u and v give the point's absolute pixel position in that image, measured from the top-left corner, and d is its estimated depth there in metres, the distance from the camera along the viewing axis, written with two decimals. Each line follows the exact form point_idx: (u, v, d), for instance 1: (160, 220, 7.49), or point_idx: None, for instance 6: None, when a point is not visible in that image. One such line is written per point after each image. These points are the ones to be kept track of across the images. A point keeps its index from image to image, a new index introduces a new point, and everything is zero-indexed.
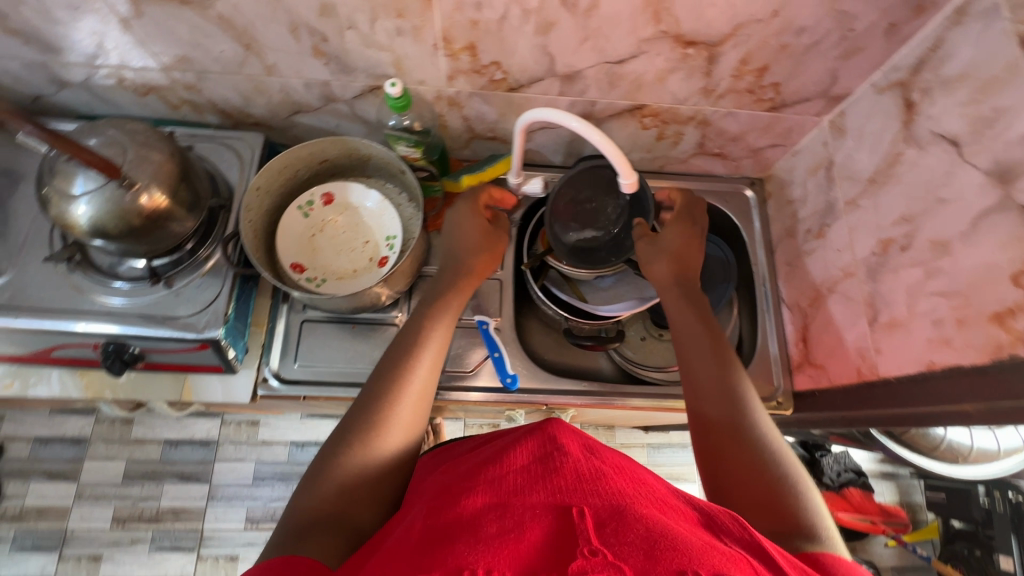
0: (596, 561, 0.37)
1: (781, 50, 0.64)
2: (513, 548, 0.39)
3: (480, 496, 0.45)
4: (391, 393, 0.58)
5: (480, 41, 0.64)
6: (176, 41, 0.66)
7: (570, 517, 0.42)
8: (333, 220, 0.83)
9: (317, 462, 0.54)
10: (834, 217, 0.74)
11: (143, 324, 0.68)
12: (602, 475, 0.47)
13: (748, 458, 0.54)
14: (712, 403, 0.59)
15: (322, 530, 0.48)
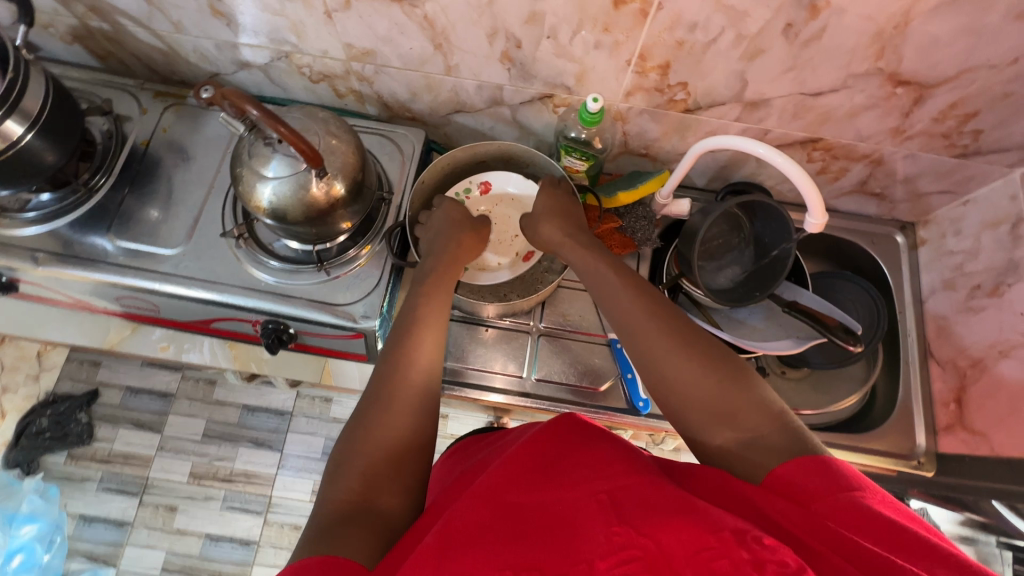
0: (623, 542, 0.36)
1: (1002, 97, 0.60)
2: (534, 548, 0.37)
3: (488, 489, 0.43)
4: (377, 375, 0.56)
5: (678, 61, 0.62)
6: (371, 34, 0.67)
7: (592, 505, 0.40)
8: (488, 210, 0.83)
9: (334, 457, 0.49)
10: (1018, 278, 0.69)
11: (304, 307, 0.69)
12: (614, 461, 0.45)
13: (736, 423, 0.45)
14: (684, 388, 0.48)
15: (353, 524, 0.44)
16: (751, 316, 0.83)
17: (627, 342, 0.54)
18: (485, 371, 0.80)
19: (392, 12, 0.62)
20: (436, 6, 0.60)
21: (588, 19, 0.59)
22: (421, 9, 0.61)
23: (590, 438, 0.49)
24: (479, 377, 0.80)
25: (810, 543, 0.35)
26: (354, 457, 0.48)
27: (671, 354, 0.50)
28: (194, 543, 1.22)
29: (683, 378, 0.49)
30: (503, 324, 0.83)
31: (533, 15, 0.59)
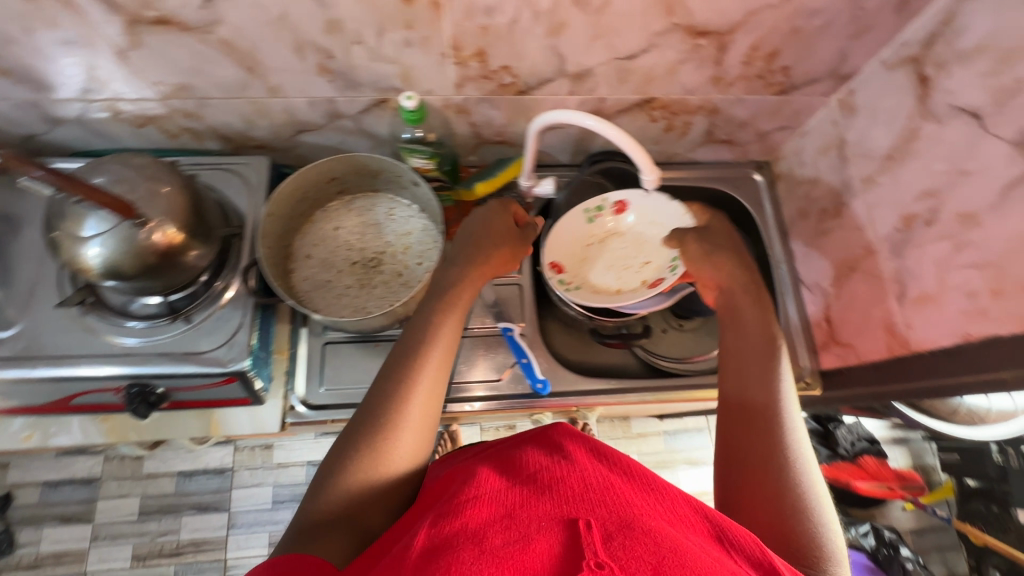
0: (602, 574, 0.36)
1: (793, 33, 0.64)
2: (519, 560, 0.37)
3: (484, 506, 0.43)
4: (401, 390, 0.54)
5: (490, 46, 0.63)
6: (176, 69, 0.63)
7: (576, 529, 0.40)
8: (615, 233, 0.84)
9: (331, 457, 0.51)
10: (851, 196, 0.74)
11: (165, 364, 0.66)
12: (613, 487, 0.45)
13: (773, 471, 0.49)
14: (759, 395, 0.54)
15: (331, 535, 0.47)
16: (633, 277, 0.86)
17: (729, 352, 0.60)
18: None
19: (186, 42, 0.60)
20: (228, 29, 0.58)
21: (386, 18, 0.58)
22: (214, 35, 0.59)
23: (594, 451, 0.50)
24: None
25: None
26: (353, 473, 0.49)
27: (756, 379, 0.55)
28: None
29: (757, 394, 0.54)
30: (391, 336, 0.81)
31: (331, 23, 0.58)
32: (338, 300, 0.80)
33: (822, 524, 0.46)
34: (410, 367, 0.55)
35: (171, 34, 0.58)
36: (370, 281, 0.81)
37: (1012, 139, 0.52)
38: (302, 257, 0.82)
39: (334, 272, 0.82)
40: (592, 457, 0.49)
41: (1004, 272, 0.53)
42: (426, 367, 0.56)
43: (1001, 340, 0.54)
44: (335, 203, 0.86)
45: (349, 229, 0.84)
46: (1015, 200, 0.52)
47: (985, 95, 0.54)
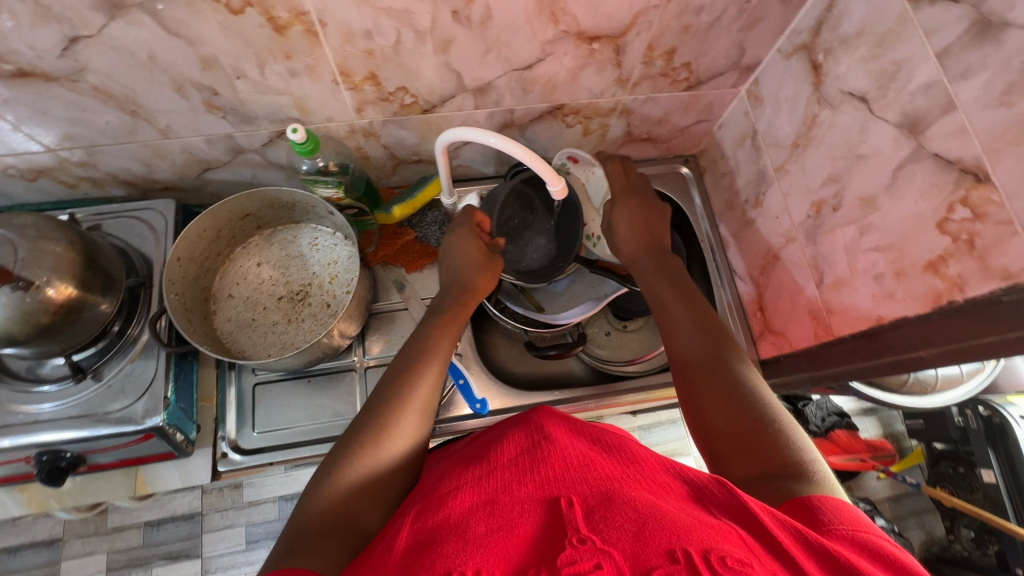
0: (585, 549, 0.33)
1: (685, 31, 0.64)
2: (503, 548, 0.34)
3: (465, 498, 0.40)
4: (400, 390, 0.55)
5: (380, 68, 0.61)
6: (54, 119, 0.61)
7: (559, 508, 0.37)
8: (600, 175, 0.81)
9: (328, 460, 0.50)
10: (767, 185, 0.74)
11: (75, 428, 0.63)
12: (591, 461, 0.42)
13: (736, 406, 0.50)
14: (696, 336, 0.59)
15: (329, 535, 0.44)
16: (570, 285, 0.85)
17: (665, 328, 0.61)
18: (317, 424, 0.76)
19: (56, 93, 0.57)
20: (97, 75, 0.56)
21: (262, 51, 0.56)
22: (84, 82, 0.56)
23: (576, 430, 0.48)
24: (312, 433, 0.75)
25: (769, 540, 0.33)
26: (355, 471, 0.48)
27: (692, 347, 0.57)
28: None
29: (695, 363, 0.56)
30: (324, 369, 0.79)
31: (206, 61, 0.56)
32: (266, 337, 0.77)
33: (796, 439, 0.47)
34: (406, 374, 0.57)
35: (37, 86, 0.56)
36: (297, 315, 0.78)
37: (896, 121, 0.52)
38: (225, 298, 0.80)
39: (259, 310, 0.79)
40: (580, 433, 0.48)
41: (903, 253, 0.53)
42: (423, 373, 0.57)
43: (909, 321, 0.54)
44: (256, 239, 0.83)
45: (272, 263, 0.82)
46: (904, 182, 0.52)
47: (869, 79, 0.55)
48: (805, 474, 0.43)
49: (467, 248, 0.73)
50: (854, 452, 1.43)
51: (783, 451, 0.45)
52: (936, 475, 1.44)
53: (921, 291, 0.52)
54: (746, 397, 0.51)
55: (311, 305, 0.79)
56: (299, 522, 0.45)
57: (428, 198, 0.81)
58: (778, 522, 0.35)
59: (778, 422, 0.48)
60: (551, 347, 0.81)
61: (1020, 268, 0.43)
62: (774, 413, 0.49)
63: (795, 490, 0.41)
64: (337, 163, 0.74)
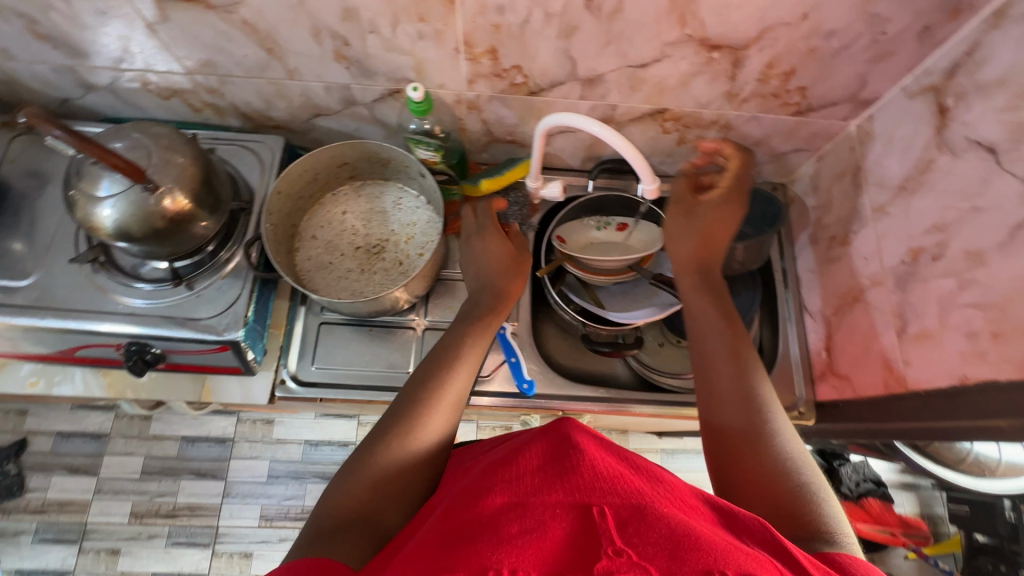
0: (622, 561, 0.35)
1: (810, 53, 0.63)
2: (536, 551, 0.36)
3: (497, 497, 0.41)
4: (425, 396, 0.56)
5: (503, 44, 0.63)
6: (201, 45, 0.66)
7: (592, 517, 0.38)
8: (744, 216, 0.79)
9: (353, 458, 0.52)
10: (861, 224, 0.72)
11: (164, 327, 0.69)
12: (623, 475, 0.43)
13: (768, 462, 0.50)
14: (722, 374, 0.57)
15: (351, 533, 0.46)
16: (634, 290, 0.85)
17: (698, 375, 0.59)
18: (370, 371, 0.79)
19: (211, 20, 0.62)
20: (250, 10, 0.60)
21: (400, 11, 0.59)
22: (237, 15, 0.61)
23: (600, 442, 0.48)
24: (364, 378, 0.79)
25: None
26: (378, 473, 0.50)
27: (726, 395, 0.55)
28: None
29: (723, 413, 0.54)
30: (385, 321, 0.82)
31: (347, 11, 0.60)
32: (339, 281, 0.81)
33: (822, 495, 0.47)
34: (436, 380, 0.58)
35: (197, 11, 0.61)
36: (370, 266, 0.82)
37: None
38: (309, 238, 0.84)
39: (337, 255, 0.83)
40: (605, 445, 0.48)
41: (1006, 314, 0.51)
42: (451, 380, 0.58)
43: (998, 385, 0.52)
44: (345, 188, 0.88)
45: (357, 214, 0.86)
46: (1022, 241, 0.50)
47: (1002, 130, 0.52)
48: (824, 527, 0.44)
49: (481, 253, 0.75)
50: (885, 524, 1.42)
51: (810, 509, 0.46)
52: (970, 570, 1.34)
53: (1019, 356, 0.50)
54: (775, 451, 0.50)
55: (385, 259, 0.83)
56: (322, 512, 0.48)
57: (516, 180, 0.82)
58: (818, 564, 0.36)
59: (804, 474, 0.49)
60: (604, 343, 0.83)
61: None
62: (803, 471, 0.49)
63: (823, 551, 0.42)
64: (441, 129, 0.79)
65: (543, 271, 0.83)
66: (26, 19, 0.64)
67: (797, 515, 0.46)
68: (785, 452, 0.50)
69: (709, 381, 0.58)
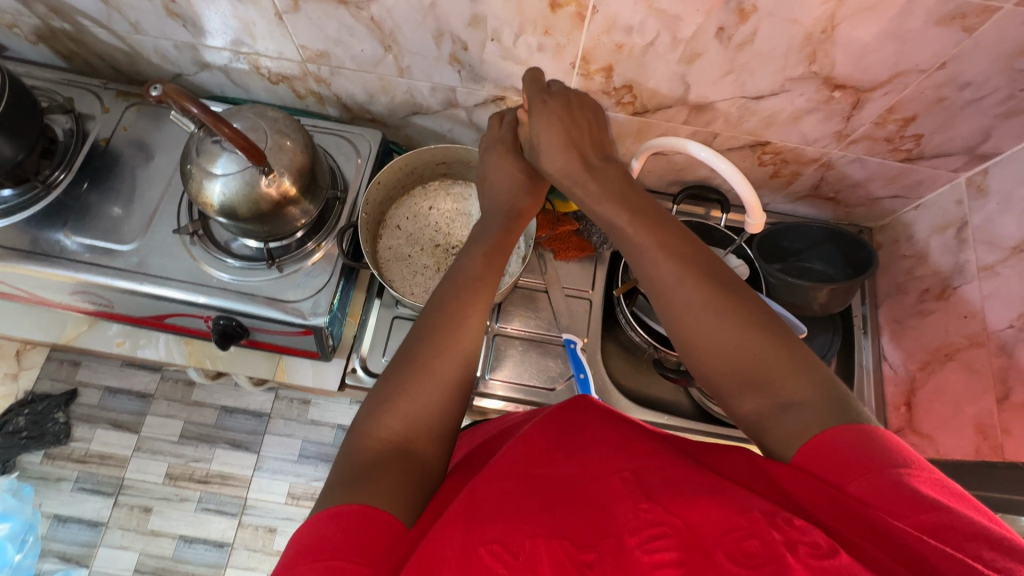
0: (648, 516, 0.37)
1: (937, 102, 0.61)
2: (569, 522, 0.38)
3: (519, 462, 0.43)
4: (436, 324, 0.53)
5: (620, 63, 0.63)
6: (322, 36, 0.68)
7: (619, 483, 0.40)
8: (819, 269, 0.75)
9: (371, 399, 0.48)
10: (962, 281, 0.70)
11: (254, 305, 0.71)
12: (641, 437, 0.45)
13: (747, 355, 0.43)
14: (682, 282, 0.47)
15: (384, 469, 0.43)
16: None
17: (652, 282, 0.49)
18: None
19: (339, 14, 0.64)
20: (380, 8, 0.62)
21: (527, 22, 0.60)
22: (366, 11, 0.62)
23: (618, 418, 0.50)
24: None
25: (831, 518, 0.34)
26: (398, 411, 0.47)
27: (693, 300, 0.46)
28: (166, 544, 1.25)
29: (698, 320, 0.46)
30: None
31: (475, 18, 0.61)
32: (414, 275, 0.82)
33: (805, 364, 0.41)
34: (453, 312, 0.54)
35: (329, 5, 0.63)
36: (447, 266, 0.83)
37: None
38: (392, 227, 0.86)
39: (416, 249, 0.84)
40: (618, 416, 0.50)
41: None
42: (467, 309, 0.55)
43: None
44: (436, 184, 0.89)
45: (442, 213, 0.87)
46: None
47: None
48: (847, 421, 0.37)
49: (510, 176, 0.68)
50: None
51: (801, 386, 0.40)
52: None
53: None
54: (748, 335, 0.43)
55: None
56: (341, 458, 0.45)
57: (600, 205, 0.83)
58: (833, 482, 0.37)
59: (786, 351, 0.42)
60: (672, 369, 0.81)
61: None
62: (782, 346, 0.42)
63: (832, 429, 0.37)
64: None
65: (619, 290, 0.83)
66: None
67: (791, 405, 0.40)
68: (766, 328, 0.43)
69: (678, 308, 0.47)
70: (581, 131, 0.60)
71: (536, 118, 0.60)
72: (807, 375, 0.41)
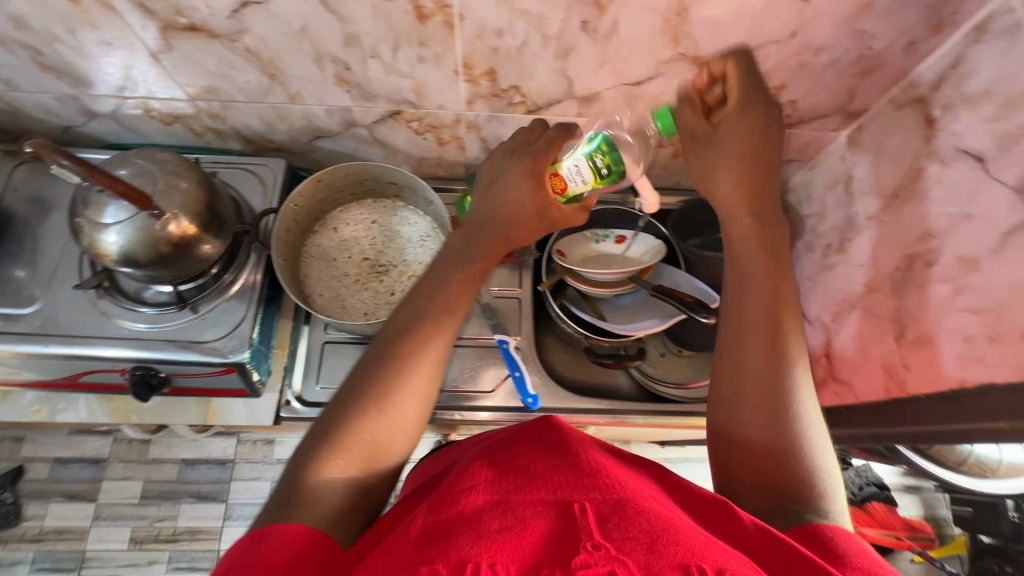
0: (600, 555, 0.36)
1: (800, 68, 0.65)
2: (515, 546, 0.37)
3: (478, 493, 0.43)
4: (401, 354, 0.52)
5: (500, 65, 0.65)
6: (204, 72, 0.67)
7: (571, 512, 0.40)
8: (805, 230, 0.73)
9: (323, 424, 0.49)
10: (855, 232, 0.74)
11: (169, 351, 0.69)
12: (606, 470, 0.45)
13: (771, 446, 0.47)
14: (756, 355, 0.50)
15: (324, 503, 0.44)
16: (636, 301, 0.85)
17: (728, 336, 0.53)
18: None
19: (214, 48, 0.63)
20: (252, 38, 0.62)
21: (400, 35, 0.61)
22: (240, 43, 0.62)
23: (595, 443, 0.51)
24: None
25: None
26: (356, 433, 0.48)
27: (750, 366, 0.50)
28: None
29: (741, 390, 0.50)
30: None
31: (348, 37, 0.61)
32: (331, 279, 0.84)
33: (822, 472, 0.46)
34: (413, 338, 0.54)
35: (200, 39, 0.62)
36: (365, 281, 0.83)
37: (1015, 185, 0.51)
38: (330, 228, 0.88)
39: (344, 255, 0.86)
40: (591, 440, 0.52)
41: (1002, 318, 0.52)
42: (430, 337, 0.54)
43: (997, 389, 0.53)
44: (389, 203, 0.90)
45: (382, 228, 0.88)
46: (1014, 246, 0.51)
47: (989, 140, 0.54)
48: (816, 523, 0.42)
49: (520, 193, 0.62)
50: (890, 527, 1.54)
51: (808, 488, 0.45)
52: (979, 568, 1.39)
53: (1016, 359, 0.51)
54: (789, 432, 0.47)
55: (383, 282, 0.83)
56: (288, 480, 0.45)
57: None
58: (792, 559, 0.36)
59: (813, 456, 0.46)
60: (606, 355, 0.83)
61: None
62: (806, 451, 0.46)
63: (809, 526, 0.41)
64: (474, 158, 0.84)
65: (544, 285, 0.84)
66: (31, 51, 0.65)
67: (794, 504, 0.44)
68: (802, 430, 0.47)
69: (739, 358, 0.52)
70: (768, 148, 0.55)
71: (730, 110, 0.56)
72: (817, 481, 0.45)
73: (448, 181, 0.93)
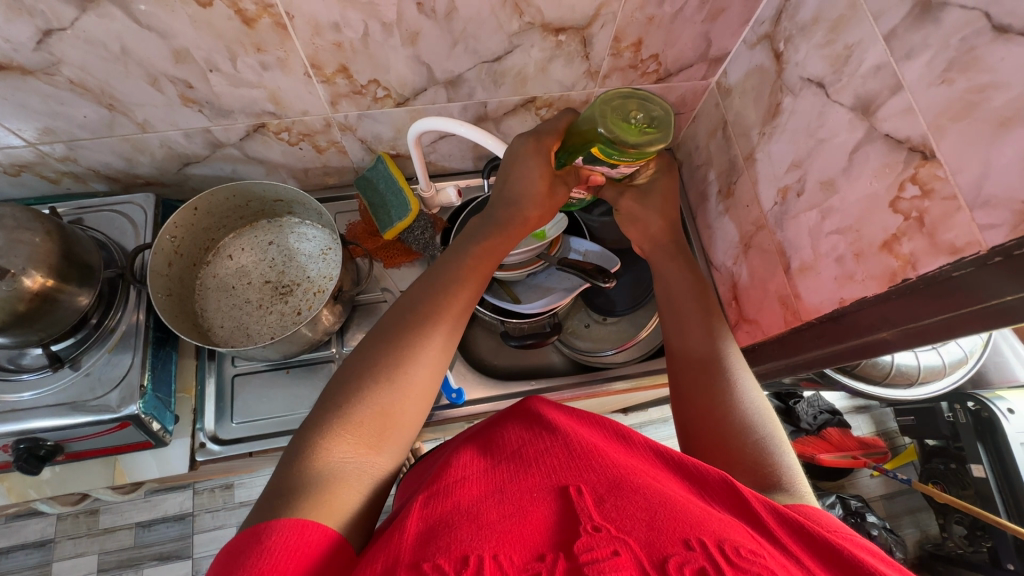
0: (601, 537, 0.34)
1: (650, 22, 0.65)
2: (516, 535, 0.35)
3: (473, 485, 0.41)
4: (417, 317, 0.50)
5: (351, 61, 0.63)
6: (34, 113, 0.62)
7: (569, 496, 0.39)
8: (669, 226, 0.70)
9: (333, 395, 0.45)
10: (738, 174, 0.75)
11: (51, 416, 0.64)
12: (597, 448, 0.43)
13: (720, 402, 0.50)
14: (695, 337, 0.57)
15: (332, 488, 0.39)
16: (549, 278, 0.84)
17: (671, 317, 0.61)
18: (292, 415, 0.76)
19: (33, 86, 0.59)
20: (72, 68, 0.57)
21: (232, 44, 0.58)
22: (60, 76, 0.58)
23: (575, 417, 0.50)
24: (287, 422, 0.75)
25: (783, 540, 0.35)
26: (365, 409, 0.44)
27: (695, 338, 0.57)
28: None
29: (696, 346, 0.56)
30: (304, 360, 0.79)
31: (178, 54, 0.58)
32: (232, 308, 0.79)
33: (777, 444, 0.47)
34: (423, 306, 0.51)
35: (14, 79, 0.57)
36: (269, 304, 0.79)
37: (851, 104, 0.53)
38: (224, 256, 0.84)
39: (243, 281, 0.82)
40: (574, 416, 0.50)
41: (862, 234, 0.54)
42: (445, 302, 0.52)
43: (869, 302, 0.54)
44: (284, 221, 0.86)
45: (280, 248, 0.84)
46: (859, 163, 0.53)
47: (825, 64, 0.56)
48: (777, 476, 0.44)
49: (533, 175, 0.61)
50: (846, 449, 1.52)
51: (764, 456, 0.46)
52: (930, 472, 1.49)
53: (878, 271, 0.52)
54: (738, 404, 0.50)
55: (287, 303, 0.79)
56: (298, 455, 0.41)
57: (405, 223, 0.80)
58: (781, 520, 0.36)
59: (761, 426, 0.48)
60: (530, 336, 0.81)
61: (965, 242, 0.43)
62: (757, 419, 0.49)
63: (779, 500, 0.41)
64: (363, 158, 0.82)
65: None
66: None
67: (757, 473, 0.44)
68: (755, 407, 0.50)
69: (683, 332, 0.58)
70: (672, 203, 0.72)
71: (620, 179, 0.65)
72: (772, 451, 0.46)
73: (342, 189, 0.90)
